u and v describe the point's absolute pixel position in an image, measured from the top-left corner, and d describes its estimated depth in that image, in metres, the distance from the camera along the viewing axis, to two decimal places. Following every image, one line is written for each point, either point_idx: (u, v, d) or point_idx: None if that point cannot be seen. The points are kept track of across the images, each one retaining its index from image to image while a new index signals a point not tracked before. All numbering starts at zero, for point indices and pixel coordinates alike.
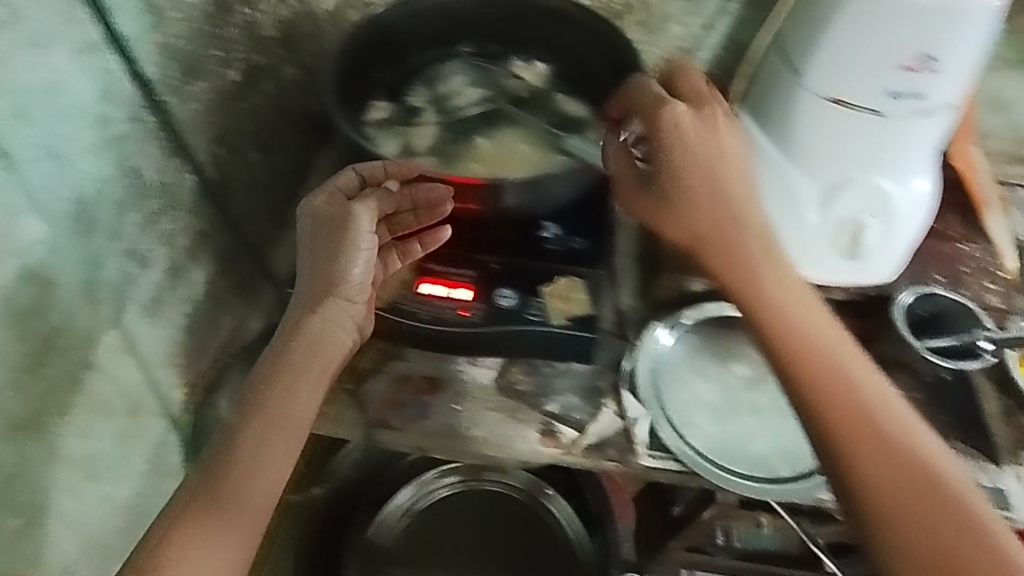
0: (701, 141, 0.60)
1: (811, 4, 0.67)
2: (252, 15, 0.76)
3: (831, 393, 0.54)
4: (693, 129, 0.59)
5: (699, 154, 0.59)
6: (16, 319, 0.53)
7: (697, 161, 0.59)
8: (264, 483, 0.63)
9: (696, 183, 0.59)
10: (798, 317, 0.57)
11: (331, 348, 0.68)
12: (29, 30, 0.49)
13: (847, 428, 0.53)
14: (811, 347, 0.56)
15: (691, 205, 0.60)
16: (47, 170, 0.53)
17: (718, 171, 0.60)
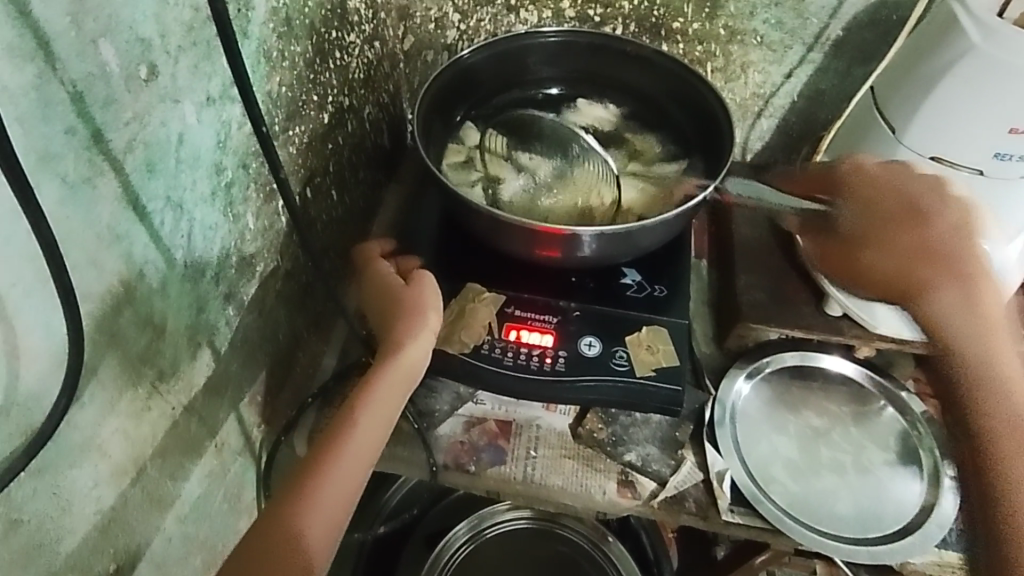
0: (907, 179, 0.64)
1: (913, 65, 0.68)
2: (344, 59, 0.77)
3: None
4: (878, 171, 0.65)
5: (886, 190, 0.64)
6: (130, 366, 0.53)
7: (874, 193, 0.65)
8: (343, 488, 0.58)
9: (888, 218, 0.62)
10: (994, 343, 0.57)
11: (415, 365, 0.65)
12: (165, 85, 0.50)
13: (1010, 446, 0.54)
14: (984, 372, 0.56)
15: (881, 243, 0.62)
16: (167, 219, 0.53)
17: (892, 211, 0.63)
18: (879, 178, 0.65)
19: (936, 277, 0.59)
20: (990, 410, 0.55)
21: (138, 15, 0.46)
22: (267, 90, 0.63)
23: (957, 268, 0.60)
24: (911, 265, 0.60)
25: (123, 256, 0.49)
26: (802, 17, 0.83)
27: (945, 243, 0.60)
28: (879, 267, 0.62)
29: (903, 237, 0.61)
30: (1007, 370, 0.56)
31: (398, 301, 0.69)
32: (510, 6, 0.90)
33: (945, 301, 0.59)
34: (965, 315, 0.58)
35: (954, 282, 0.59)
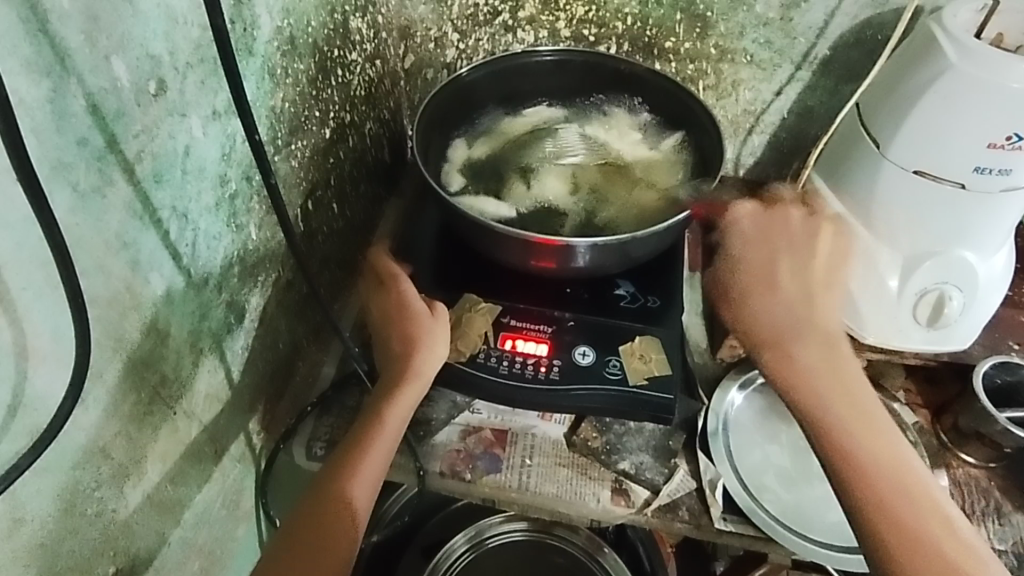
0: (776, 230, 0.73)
1: (896, 82, 0.70)
2: (346, 76, 0.80)
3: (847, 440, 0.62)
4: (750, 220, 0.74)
5: (766, 248, 0.72)
6: (133, 370, 0.54)
7: (759, 247, 0.72)
8: (357, 506, 0.65)
9: (764, 270, 0.70)
10: (841, 388, 0.65)
11: (428, 380, 0.70)
12: (173, 100, 0.52)
13: (867, 482, 0.60)
14: (839, 419, 0.63)
15: (746, 297, 0.70)
16: (173, 228, 0.55)
17: (766, 266, 0.70)
18: (769, 229, 0.73)
19: (784, 328, 0.67)
20: (847, 449, 0.61)
21: (148, 33, 0.48)
22: (271, 106, 0.66)
23: (805, 322, 0.67)
24: (775, 316, 0.68)
25: (129, 263, 0.51)
26: (790, 36, 0.86)
27: (811, 300, 0.69)
28: (763, 311, 0.68)
29: (775, 290, 0.69)
30: (852, 413, 0.63)
31: (411, 325, 0.73)
32: (508, 26, 0.92)
33: (799, 350, 0.66)
34: (813, 366, 0.65)
35: (803, 337, 0.67)
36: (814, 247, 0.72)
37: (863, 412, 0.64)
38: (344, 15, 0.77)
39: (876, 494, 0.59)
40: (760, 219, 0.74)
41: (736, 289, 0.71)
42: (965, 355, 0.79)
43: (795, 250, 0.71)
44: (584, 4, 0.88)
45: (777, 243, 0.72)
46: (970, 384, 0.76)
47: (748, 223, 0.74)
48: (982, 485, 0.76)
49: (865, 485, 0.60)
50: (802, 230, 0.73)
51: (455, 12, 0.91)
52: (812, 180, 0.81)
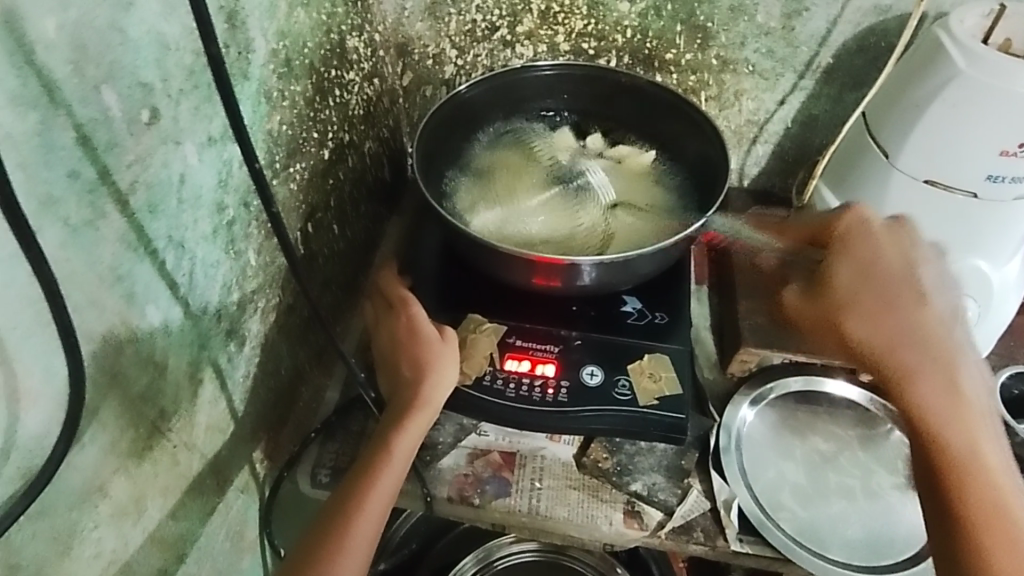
0: (895, 248, 0.66)
1: (901, 91, 0.69)
2: (344, 97, 0.79)
3: (954, 471, 0.59)
4: (887, 236, 0.67)
5: (873, 267, 0.66)
6: (130, 404, 0.53)
7: (886, 263, 0.66)
8: (364, 537, 0.63)
9: (899, 291, 0.65)
10: (963, 415, 0.61)
11: (439, 403, 0.69)
12: (167, 127, 0.51)
13: (972, 502, 0.58)
14: (956, 443, 0.60)
15: (869, 311, 0.65)
16: (169, 258, 0.54)
17: (883, 287, 0.65)
18: (871, 254, 0.67)
19: (907, 358, 0.63)
20: (959, 474, 0.59)
21: (140, 61, 0.47)
22: (268, 130, 0.64)
23: (924, 347, 0.64)
24: (900, 338, 0.64)
25: (125, 295, 0.50)
26: (792, 45, 0.85)
27: (944, 331, 0.64)
28: (864, 332, 0.65)
29: (876, 311, 0.65)
30: (972, 436, 0.61)
31: (421, 348, 0.71)
32: (506, 41, 0.91)
33: (918, 377, 0.63)
34: (945, 405, 0.62)
35: (932, 367, 0.63)
36: (936, 266, 0.67)
37: (978, 434, 0.61)
38: (340, 35, 0.76)
39: (982, 523, 0.57)
40: (900, 235, 0.67)
41: (849, 294, 0.66)
42: (981, 364, 0.77)
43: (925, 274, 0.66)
44: (583, 18, 0.87)
45: (876, 263, 0.66)
46: (987, 396, 0.74)
47: (874, 236, 0.67)
48: None
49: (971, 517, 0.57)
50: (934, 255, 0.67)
51: (452, 28, 0.90)
52: (820, 192, 0.79)
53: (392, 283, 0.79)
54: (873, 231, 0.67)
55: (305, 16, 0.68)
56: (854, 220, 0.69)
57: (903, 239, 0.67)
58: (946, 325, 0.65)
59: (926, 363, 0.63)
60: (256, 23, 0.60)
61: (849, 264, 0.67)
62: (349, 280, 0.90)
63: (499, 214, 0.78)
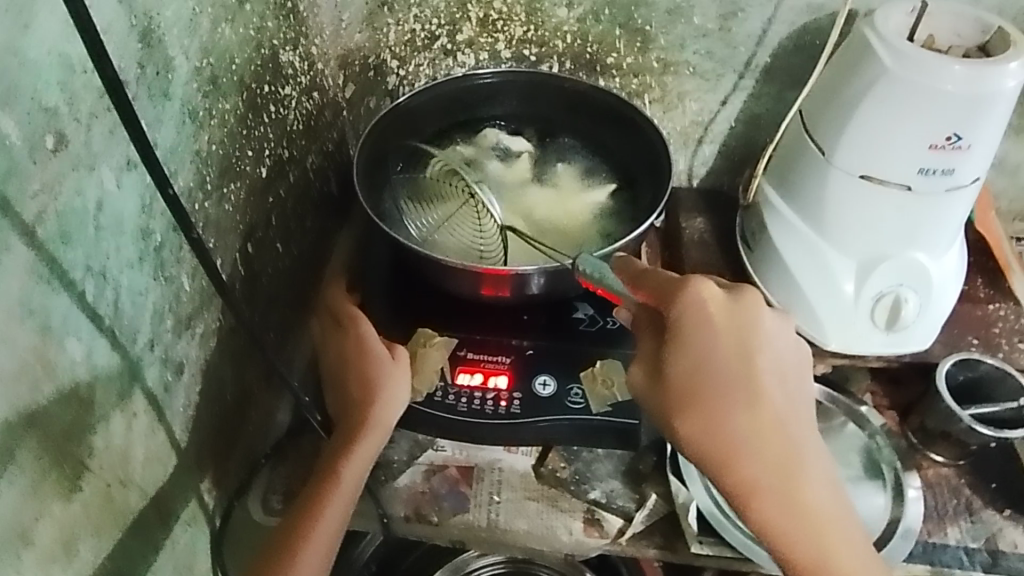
0: (724, 330, 0.59)
1: (834, 89, 0.70)
2: (280, 112, 0.77)
3: (807, 568, 0.58)
4: (713, 315, 0.60)
5: (703, 355, 0.59)
6: (53, 444, 0.50)
7: (722, 354, 0.59)
8: (312, 566, 0.63)
9: (726, 389, 0.59)
10: (804, 506, 0.58)
11: (389, 424, 0.67)
12: (79, 153, 0.48)
13: None
14: (797, 542, 0.58)
15: (694, 411, 0.59)
16: (90, 288, 0.51)
17: (709, 382, 0.59)
18: (705, 343, 0.59)
19: (740, 458, 0.58)
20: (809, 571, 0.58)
21: (42, 84, 0.44)
22: (196, 151, 0.62)
23: (755, 448, 0.58)
24: (724, 448, 0.58)
25: (39, 331, 0.47)
26: (730, 46, 0.85)
27: (766, 423, 0.59)
28: (703, 440, 0.59)
29: (708, 417, 0.59)
30: (815, 528, 0.58)
31: (371, 366, 0.70)
32: (447, 50, 0.90)
33: (757, 482, 0.58)
34: (785, 510, 0.58)
35: (763, 467, 0.58)
36: (763, 332, 0.61)
37: (818, 529, 0.58)
38: (272, 50, 0.74)
39: None
40: (719, 309, 0.60)
41: (675, 396, 0.59)
42: (926, 354, 0.79)
43: (750, 360, 0.60)
44: (522, 25, 0.87)
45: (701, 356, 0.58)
46: (932, 385, 0.75)
47: (699, 324, 0.59)
48: (952, 483, 0.75)
49: None
50: (757, 328, 0.61)
51: (392, 39, 0.89)
52: (762, 190, 0.80)
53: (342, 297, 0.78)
54: (703, 308, 0.59)
55: (231, 32, 0.66)
56: (693, 299, 0.59)
57: (726, 315, 0.60)
58: (775, 411, 0.59)
59: (756, 466, 0.58)
60: (176, 40, 0.58)
61: (682, 359, 0.59)
62: (297, 298, 0.87)
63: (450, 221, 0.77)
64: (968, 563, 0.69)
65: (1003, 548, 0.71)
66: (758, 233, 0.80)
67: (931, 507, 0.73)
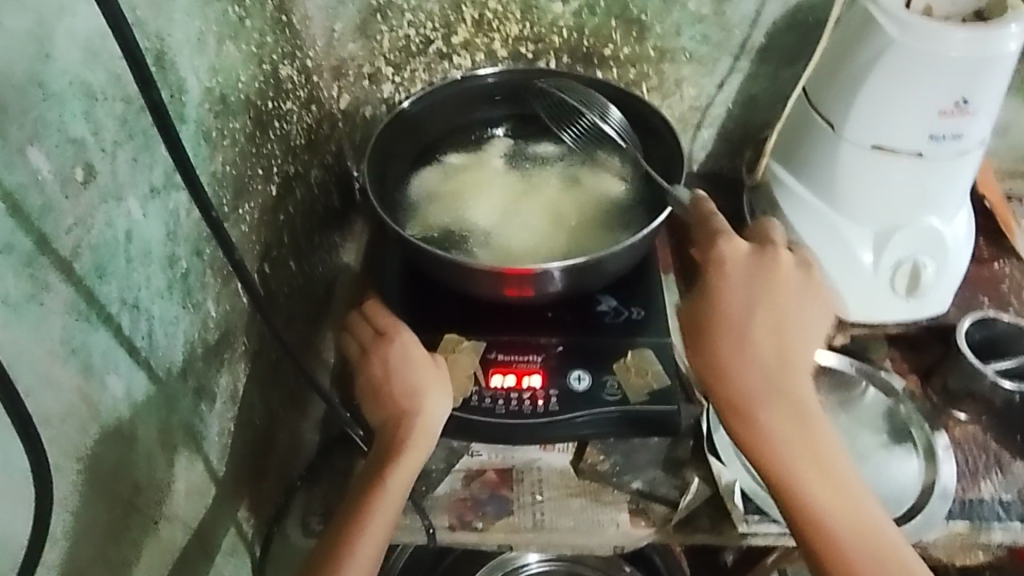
0: (752, 271, 0.66)
1: (838, 64, 0.71)
2: (284, 127, 0.76)
3: (802, 502, 0.60)
4: (741, 263, 0.66)
5: (732, 294, 0.65)
6: (102, 486, 0.48)
7: (748, 294, 0.64)
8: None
9: (744, 327, 0.63)
10: (805, 442, 0.62)
11: (434, 432, 0.67)
12: (105, 184, 0.47)
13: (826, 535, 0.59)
14: (795, 476, 0.61)
15: (714, 349, 0.63)
16: (125, 321, 0.50)
17: (736, 317, 0.64)
18: (741, 282, 0.65)
19: (750, 395, 0.62)
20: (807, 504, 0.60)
21: (66, 115, 0.43)
22: (212, 173, 0.61)
23: (765, 382, 0.62)
24: (737, 380, 0.62)
25: (81, 370, 0.46)
26: (725, 30, 0.86)
27: (775, 362, 0.63)
28: (723, 369, 0.63)
29: (725, 349, 0.63)
30: (813, 466, 0.61)
31: (412, 375, 0.70)
32: (442, 53, 0.89)
33: (764, 414, 0.62)
34: (786, 443, 0.61)
35: (769, 400, 0.62)
36: (788, 281, 0.66)
37: (815, 467, 0.61)
38: (273, 65, 0.73)
39: (836, 552, 0.59)
40: (752, 257, 0.67)
41: (700, 328, 0.65)
42: (942, 316, 0.81)
43: (774, 303, 0.64)
44: (518, 22, 0.87)
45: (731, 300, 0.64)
46: (954, 345, 0.78)
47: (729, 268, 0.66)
48: (980, 440, 0.77)
49: (833, 553, 0.59)
50: (784, 273, 0.66)
51: (386, 46, 0.88)
52: (771, 169, 0.81)
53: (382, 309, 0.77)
54: (738, 255, 0.67)
55: (235, 49, 0.64)
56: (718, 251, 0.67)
57: (756, 260, 0.66)
58: (787, 351, 0.64)
59: (762, 398, 0.62)
60: (186, 61, 0.56)
61: (713, 297, 0.65)
62: (313, 315, 0.86)
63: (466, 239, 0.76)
64: (1006, 515, 0.71)
65: None
66: (770, 213, 0.81)
67: (964, 464, 0.75)
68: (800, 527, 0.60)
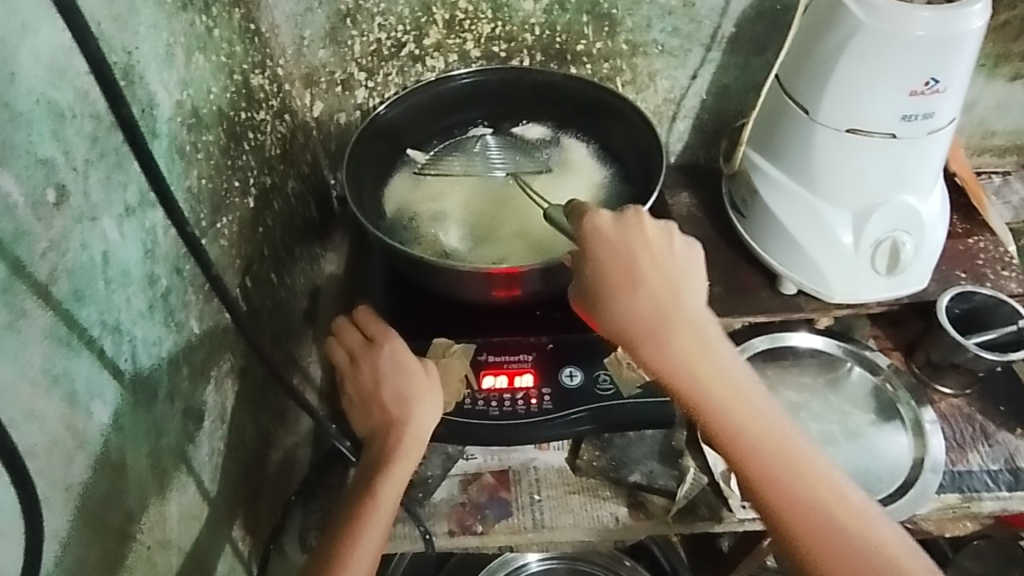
0: (599, 227, 0.57)
1: (809, 49, 0.72)
2: (258, 139, 0.75)
3: (732, 440, 0.53)
4: (614, 230, 0.57)
5: (616, 246, 0.56)
6: (93, 516, 0.47)
7: (613, 245, 0.56)
8: None
9: (624, 270, 0.56)
10: (716, 378, 0.54)
11: (425, 439, 0.66)
12: (78, 206, 0.45)
13: (752, 469, 0.52)
14: (721, 415, 0.53)
15: (604, 295, 0.56)
16: (107, 345, 0.48)
17: (616, 258, 0.56)
18: (604, 236, 0.57)
19: (637, 332, 0.55)
20: (736, 440, 0.52)
21: (35, 136, 0.41)
22: (187, 188, 0.59)
23: (659, 318, 0.55)
24: (633, 319, 0.55)
25: (65, 399, 0.44)
26: (695, 21, 0.87)
27: (664, 301, 0.55)
28: (617, 314, 0.55)
29: (619, 291, 0.55)
30: (733, 403, 0.53)
31: (402, 382, 0.69)
32: (415, 56, 0.88)
33: (657, 350, 0.54)
34: (695, 381, 0.54)
35: (669, 336, 0.54)
36: (653, 237, 0.57)
37: (740, 404, 0.53)
38: (243, 75, 0.72)
39: (778, 492, 0.51)
40: (623, 222, 0.57)
41: (586, 278, 0.57)
42: (923, 293, 0.82)
43: (647, 248, 0.56)
44: (489, 22, 0.86)
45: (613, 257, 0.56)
46: (935, 320, 0.78)
47: (602, 232, 0.57)
48: (965, 411, 0.78)
49: (762, 489, 0.52)
50: (658, 236, 0.57)
51: (357, 51, 0.87)
52: (749, 157, 0.82)
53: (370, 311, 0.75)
54: (599, 225, 0.57)
55: (204, 61, 0.63)
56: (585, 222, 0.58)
57: (621, 229, 0.57)
58: (681, 300, 0.55)
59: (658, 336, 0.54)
60: (155, 75, 0.55)
61: (594, 242, 0.57)
62: (299, 328, 0.85)
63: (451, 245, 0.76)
64: (994, 484, 0.73)
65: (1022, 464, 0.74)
66: (750, 200, 0.82)
67: (951, 437, 0.76)
68: (730, 466, 0.53)
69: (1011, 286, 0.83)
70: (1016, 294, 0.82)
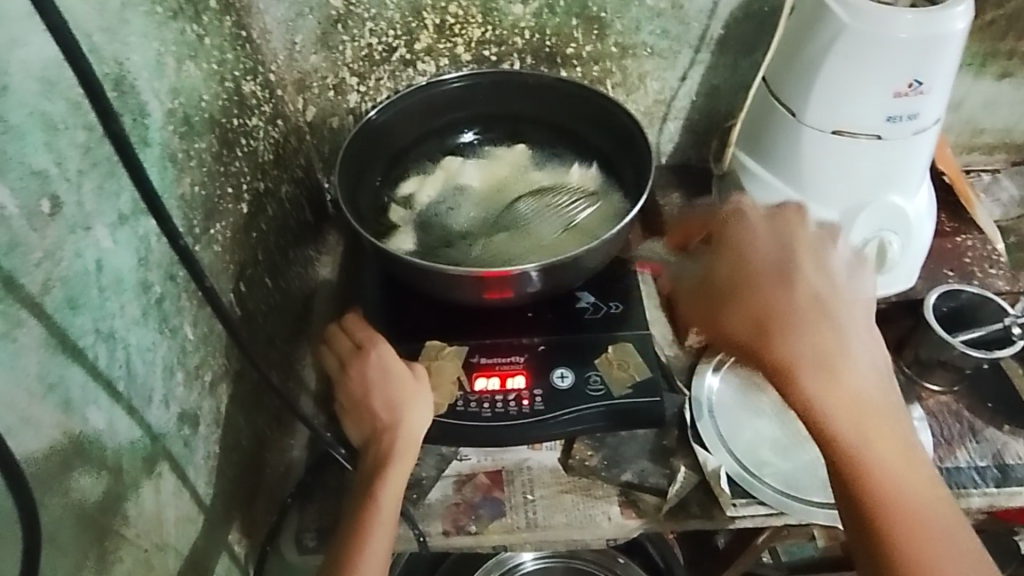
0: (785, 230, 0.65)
1: (795, 52, 0.73)
2: (250, 144, 0.75)
3: (838, 442, 0.56)
4: (762, 220, 0.66)
5: (759, 245, 0.64)
6: (89, 520, 0.48)
7: (767, 244, 0.65)
8: None
9: (776, 270, 0.62)
10: (849, 384, 0.57)
11: (419, 441, 0.67)
12: (72, 215, 0.46)
13: (859, 472, 0.54)
14: (838, 413, 0.56)
15: (739, 292, 0.63)
16: (101, 352, 0.49)
17: (767, 259, 0.63)
18: (771, 234, 0.65)
19: (775, 322, 0.60)
20: (842, 441, 0.55)
21: (28, 148, 0.42)
22: (180, 195, 0.60)
23: (796, 315, 0.60)
24: (768, 312, 0.61)
25: (60, 406, 0.45)
26: (684, 23, 0.88)
27: (810, 302, 0.61)
28: (757, 306, 0.61)
29: (769, 284, 0.62)
30: (851, 405, 0.57)
31: (392, 389, 0.69)
32: (406, 60, 0.89)
33: (788, 341, 0.59)
34: (819, 376, 0.57)
35: (803, 331, 0.59)
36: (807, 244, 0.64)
37: (865, 409, 0.57)
38: (234, 81, 0.72)
39: (881, 494, 0.53)
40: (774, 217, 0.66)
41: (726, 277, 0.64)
42: (911, 291, 0.83)
43: (802, 254, 0.64)
44: (480, 26, 0.87)
45: (757, 250, 0.64)
46: (923, 318, 0.79)
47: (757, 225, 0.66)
48: (953, 408, 0.79)
49: (872, 488, 0.54)
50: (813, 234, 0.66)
51: (348, 56, 0.87)
52: (737, 158, 0.83)
53: (358, 320, 0.77)
54: (751, 217, 0.67)
55: (195, 69, 0.64)
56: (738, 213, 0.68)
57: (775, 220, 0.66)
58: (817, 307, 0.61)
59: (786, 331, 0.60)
60: (146, 84, 0.55)
61: (752, 243, 0.65)
62: (295, 331, 0.86)
63: (443, 245, 0.77)
64: (981, 480, 0.73)
65: (1009, 460, 0.75)
66: None
67: (939, 434, 0.77)
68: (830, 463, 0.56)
69: (997, 284, 0.84)
70: (1003, 292, 0.83)
